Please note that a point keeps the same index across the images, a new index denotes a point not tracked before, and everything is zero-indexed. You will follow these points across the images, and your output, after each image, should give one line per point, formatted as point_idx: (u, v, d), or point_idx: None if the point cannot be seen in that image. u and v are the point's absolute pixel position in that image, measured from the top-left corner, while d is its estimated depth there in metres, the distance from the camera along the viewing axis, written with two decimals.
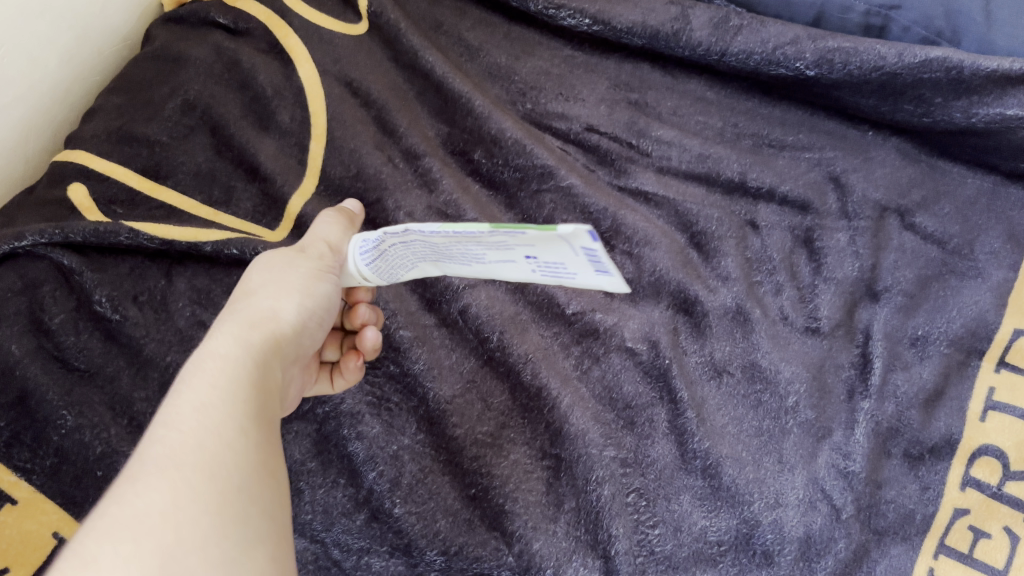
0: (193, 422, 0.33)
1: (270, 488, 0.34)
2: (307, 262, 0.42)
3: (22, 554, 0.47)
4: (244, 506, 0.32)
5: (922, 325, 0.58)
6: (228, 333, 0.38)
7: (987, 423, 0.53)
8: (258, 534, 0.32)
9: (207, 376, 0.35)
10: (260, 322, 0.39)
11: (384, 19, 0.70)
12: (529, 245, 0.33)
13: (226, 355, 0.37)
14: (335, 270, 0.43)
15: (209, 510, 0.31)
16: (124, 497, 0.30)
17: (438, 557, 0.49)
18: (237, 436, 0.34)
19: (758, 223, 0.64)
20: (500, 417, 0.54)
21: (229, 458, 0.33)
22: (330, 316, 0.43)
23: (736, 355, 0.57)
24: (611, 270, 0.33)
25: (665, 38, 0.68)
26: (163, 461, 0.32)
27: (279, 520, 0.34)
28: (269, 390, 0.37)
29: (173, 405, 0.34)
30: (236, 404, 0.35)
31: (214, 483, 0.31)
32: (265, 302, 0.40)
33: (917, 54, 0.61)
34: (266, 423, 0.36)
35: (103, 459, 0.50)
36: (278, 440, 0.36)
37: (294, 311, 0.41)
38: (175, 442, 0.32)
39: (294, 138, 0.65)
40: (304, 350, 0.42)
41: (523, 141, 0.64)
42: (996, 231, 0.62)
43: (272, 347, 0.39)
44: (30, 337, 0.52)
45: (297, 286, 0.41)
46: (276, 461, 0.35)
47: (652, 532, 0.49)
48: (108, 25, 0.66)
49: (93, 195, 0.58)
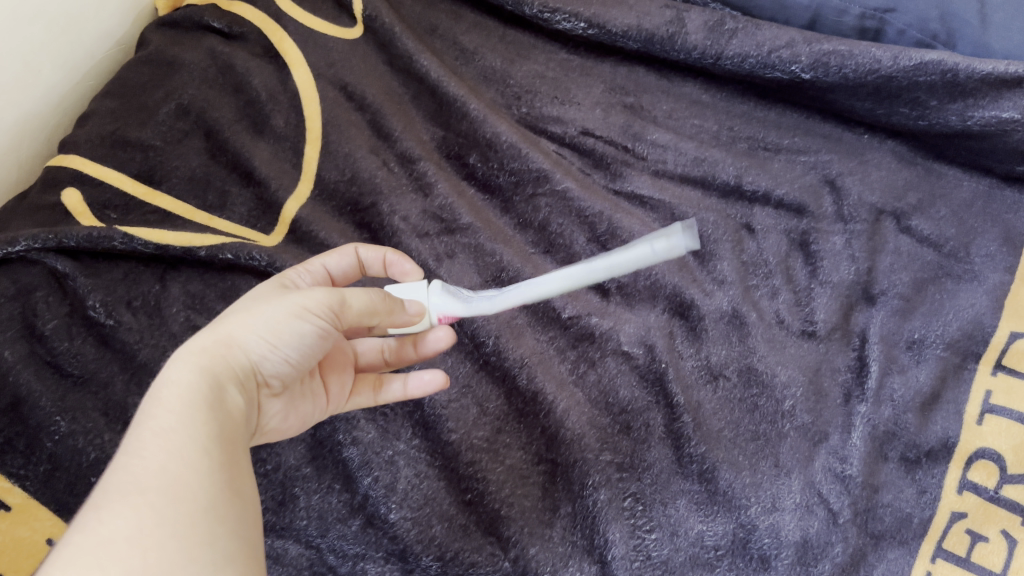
0: (155, 445, 0.32)
1: (238, 507, 0.33)
2: (287, 299, 0.40)
3: (15, 561, 0.48)
4: (213, 526, 0.31)
5: (918, 328, 0.58)
6: (190, 361, 0.36)
7: (984, 426, 0.53)
8: (228, 554, 0.31)
9: (165, 401, 0.34)
10: (216, 346, 0.37)
11: (378, 22, 0.69)
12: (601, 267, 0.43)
13: (183, 379, 0.35)
14: (316, 313, 0.40)
15: (177, 533, 0.30)
16: (87, 526, 0.29)
17: (434, 563, 0.48)
18: (201, 457, 0.32)
19: (753, 227, 0.64)
20: (496, 422, 0.54)
21: (195, 479, 0.31)
22: (302, 356, 0.41)
23: (732, 358, 0.57)
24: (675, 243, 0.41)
25: (660, 42, 0.68)
26: (126, 486, 0.30)
27: (249, 538, 0.33)
28: (231, 414, 0.36)
29: (134, 428, 0.33)
30: (198, 426, 0.33)
31: (180, 505, 0.30)
32: (228, 329, 0.38)
33: (912, 57, 0.61)
34: (231, 447, 0.35)
35: (97, 465, 0.49)
36: (245, 459, 0.35)
37: (254, 343, 0.38)
38: (136, 467, 0.31)
39: (289, 142, 0.64)
40: (268, 381, 0.40)
41: (518, 145, 0.64)
42: (992, 234, 0.62)
43: (226, 377, 0.37)
44: (24, 343, 0.52)
45: (268, 323, 0.39)
46: (244, 479, 0.34)
47: (649, 537, 0.49)
48: (103, 30, 0.66)
49: (87, 200, 0.58)
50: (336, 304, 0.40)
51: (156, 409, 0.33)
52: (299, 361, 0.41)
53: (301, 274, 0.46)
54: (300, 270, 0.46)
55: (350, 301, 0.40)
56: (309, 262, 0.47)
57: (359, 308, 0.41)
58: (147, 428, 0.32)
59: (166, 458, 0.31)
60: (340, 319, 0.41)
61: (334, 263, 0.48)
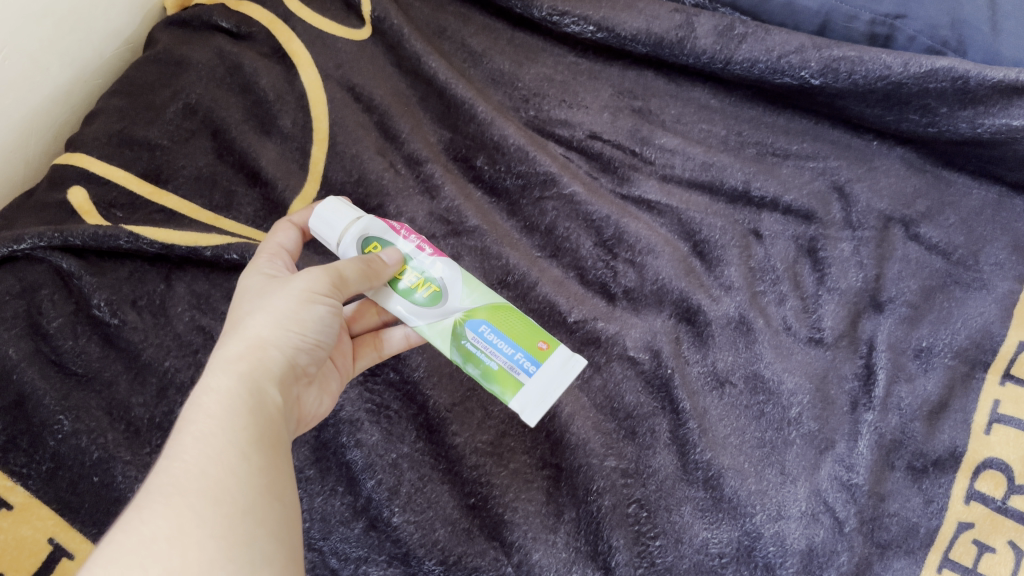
0: (196, 449, 0.34)
1: (277, 509, 0.35)
2: (293, 287, 0.41)
3: (17, 560, 0.47)
4: (249, 528, 0.33)
5: (926, 336, 0.58)
6: (222, 367, 0.38)
7: (992, 436, 0.53)
8: (265, 556, 0.33)
9: (205, 408, 0.36)
10: (249, 351, 0.39)
11: (387, 23, 0.69)
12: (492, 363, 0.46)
13: (223, 389, 0.37)
14: (326, 293, 0.42)
15: (215, 533, 0.32)
16: (130, 526, 0.31)
17: (436, 567, 0.48)
18: (239, 460, 0.35)
19: (761, 232, 0.63)
20: (500, 426, 0.53)
21: (233, 483, 0.34)
22: (327, 336, 0.43)
23: (739, 365, 0.56)
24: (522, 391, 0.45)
25: (669, 46, 0.68)
26: (168, 488, 0.33)
27: (289, 540, 0.35)
28: (271, 412, 0.38)
29: (175, 432, 0.35)
30: (235, 430, 0.35)
31: (218, 507, 0.33)
32: (252, 332, 0.40)
33: (923, 63, 0.61)
34: (271, 445, 0.37)
35: (100, 465, 0.49)
36: (286, 460, 0.37)
37: (282, 338, 0.40)
38: (177, 471, 0.33)
39: (295, 142, 0.64)
40: (304, 370, 0.42)
41: (526, 148, 0.64)
42: (1002, 242, 0.62)
43: (265, 376, 0.39)
44: (28, 340, 0.52)
45: (286, 316, 0.40)
46: (282, 481, 0.36)
47: (653, 544, 0.49)
48: (111, 28, 0.66)
49: (93, 199, 0.58)
50: (335, 277, 0.42)
51: (194, 416, 0.35)
52: (325, 341, 0.43)
53: (268, 261, 0.46)
54: (266, 255, 0.46)
55: (346, 271, 0.42)
56: (265, 246, 0.47)
57: (356, 272, 0.43)
58: (186, 434, 0.35)
59: (205, 463, 0.34)
60: (344, 289, 0.43)
61: (286, 240, 0.48)
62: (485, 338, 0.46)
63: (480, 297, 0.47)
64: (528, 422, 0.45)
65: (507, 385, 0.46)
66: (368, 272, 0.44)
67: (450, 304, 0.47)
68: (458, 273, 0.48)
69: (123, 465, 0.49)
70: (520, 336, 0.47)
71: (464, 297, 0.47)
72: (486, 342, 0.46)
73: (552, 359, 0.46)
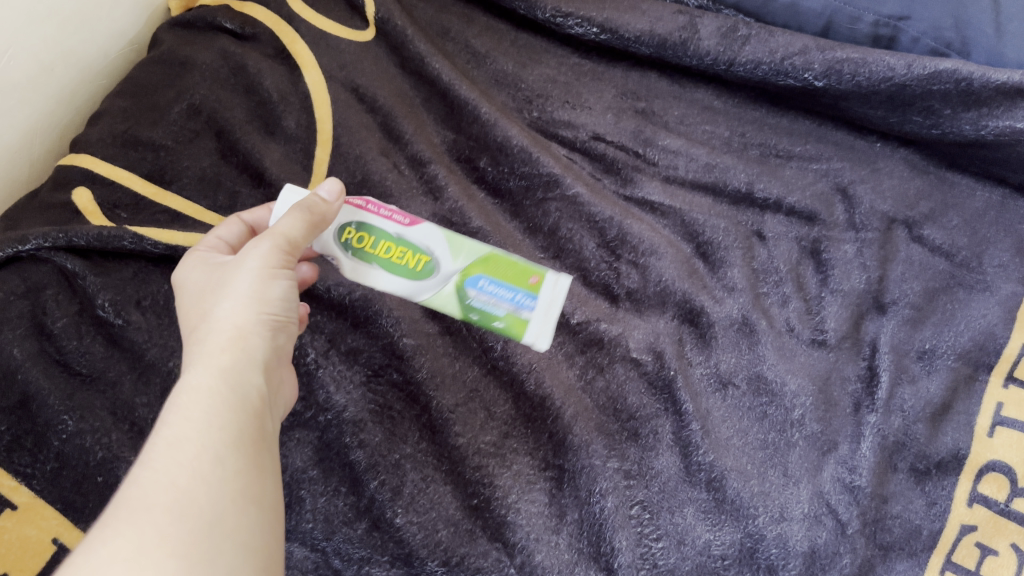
0: (171, 457, 0.34)
1: (249, 518, 0.34)
2: (251, 267, 0.42)
3: (21, 560, 0.47)
4: (221, 538, 0.33)
5: (930, 338, 0.58)
6: (202, 363, 0.38)
7: (995, 439, 0.53)
8: (235, 566, 0.32)
9: (184, 411, 0.36)
10: (227, 343, 0.39)
11: (391, 25, 0.69)
12: (458, 263, 0.53)
13: (205, 387, 0.37)
14: (282, 266, 0.43)
15: (183, 544, 0.31)
16: (98, 538, 0.31)
17: (439, 568, 0.48)
18: (214, 467, 0.34)
19: (764, 234, 0.63)
20: (503, 427, 0.53)
21: (206, 492, 0.33)
22: (294, 305, 0.43)
23: (741, 366, 0.56)
24: (527, 310, 0.53)
25: (673, 47, 0.68)
26: (141, 498, 0.32)
27: (262, 549, 0.35)
28: (252, 406, 0.38)
29: (151, 439, 0.35)
30: (212, 435, 0.35)
31: (190, 517, 0.32)
32: (225, 321, 0.40)
33: (926, 66, 0.61)
34: (248, 449, 0.37)
35: (104, 465, 0.49)
36: (263, 463, 0.37)
37: (256, 322, 0.41)
38: (151, 479, 0.33)
39: (300, 143, 0.64)
40: (281, 347, 0.43)
41: (529, 149, 0.64)
42: (1006, 244, 0.62)
43: (246, 367, 0.39)
44: (32, 341, 0.52)
45: (253, 298, 0.41)
46: (259, 488, 0.36)
47: (655, 545, 0.49)
48: (116, 29, 0.66)
49: (98, 199, 0.58)
50: (285, 245, 0.43)
51: (173, 419, 0.35)
52: (293, 316, 0.44)
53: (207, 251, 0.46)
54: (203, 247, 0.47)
55: (293, 236, 0.44)
56: (204, 241, 0.48)
57: (304, 234, 0.45)
58: (162, 440, 0.34)
59: (179, 471, 0.33)
60: (294, 254, 0.44)
61: (226, 232, 0.49)
62: (454, 275, 0.53)
63: (426, 241, 0.53)
64: (543, 347, 0.53)
65: (516, 324, 0.53)
66: (314, 226, 0.46)
67: (444, 271, 0.53)
68: (441, 238, 0.53)
69: (127, 465, 0.49)
70: (472, 250, 0.53)
71: (450, 257, 0.53)
72: (433, 252, 0.53)
73: (556, 291, 0.53)
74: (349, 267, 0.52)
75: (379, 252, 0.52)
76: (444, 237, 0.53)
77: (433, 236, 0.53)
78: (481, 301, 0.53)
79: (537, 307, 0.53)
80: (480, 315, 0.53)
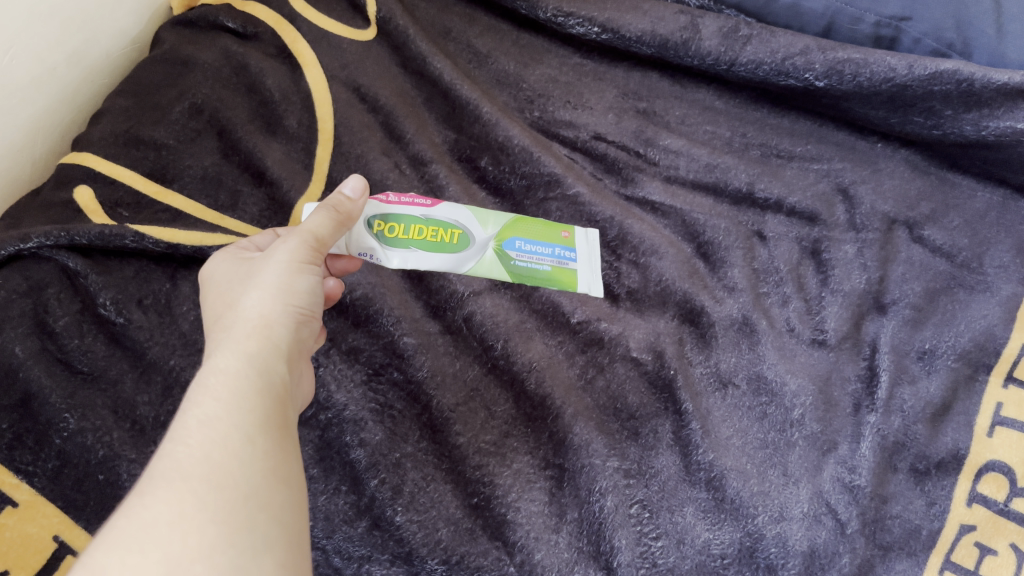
0: (201, 433, 0.32)
1: (281, 494, 0.33)
2: (279, 261, 0.42)
3: (22, 557, 0.46)
4: (253, 511, 0.31)
5: (930, 338, 0.58)
6: (228, 348, 0.37)
7: (994, 439, 0.53)
8: (269, 541, 0.31)
9: (212, 390, 0.35)
10: (253, 331, 0.38)
11: (392, 24, 0.69)
12: (490, 232, 0.61)
13: (231, 369, 0.36)
14: (310, 262, 0.43)
15: (217, 518, 0.30)
16: (131, 511, 0.29)
17: (439, 566, 0.48)
18: (245, 444, 0.33)
19: (765, 234, 0.64)
20: (504, 426, 0.53)
21: (237, 467, 0.32)
22: (319, 302, 0.43)
23: (741, 366, 0.56)
24: (571, 260, 0.61)
25: (674, 47, 0.68)
26: (170, 473, 0.31)
27: (294, 525, 0.33)
28: (278, 390, 0.37)
29: (179, 417, 0.33)
30: (242, 413, 0.34)
31: (223, 491, 0.31)
32: (252, 311, 0.39)
33: (927, 66, 0.61)
34: (277, 428, 0.35)
35: (105, 463, 0.49)
36: (291, 443, 0.36)
37: (283, 313, 0.40)
38: (181, 454, 0.32)
39: (301, 143, 0.65)
40: (305, 343, 0.43)
41: (531, 149, 0.65)
42: (1007, 244, 0.62)
43: (272, 352, 0.38)
44: (34, 339, 0.52)
45: (280, 290, 0.41)
46: (287, 463, 0.34)
47: (655, 544, 0.49)
48: (118, 28, 0.66)
49: (99, 198, 0.58)
50: (313, 241, 0.44)
51: (202, 398, 0.34)
52: (318, 312, 0.43)
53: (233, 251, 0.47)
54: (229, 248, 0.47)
55: (321, 234, 0.45)
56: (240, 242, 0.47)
57: (331, 232, 0.46)
58: (191, 417, 0.33)
59: (209, 446, 0.32)
60: (321, 253, 0.45)
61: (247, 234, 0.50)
62: (494, 244, 0.61)
63: (452, 219, 0.61)
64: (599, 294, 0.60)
65: (566, 275, 0.61)
66: (341, 225, 0.47)
67: (481, 239, 0.61)
68: (466, 213, 0.62)
69: (128, 463, 0.49)
70: (501, 219, 0.62)
71: (481, 227, 0.61)
72: (462, 226, 0.61)
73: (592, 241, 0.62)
74: (394, 258, 0.58)
75: (414, 235, 0.59)
76: (467, 214, 0.62)
77: (456, 214, 0.61)
78: (525, 261, 0.61)
79: (580, 258, 0.62)
80: (530, 272, 0.60)
